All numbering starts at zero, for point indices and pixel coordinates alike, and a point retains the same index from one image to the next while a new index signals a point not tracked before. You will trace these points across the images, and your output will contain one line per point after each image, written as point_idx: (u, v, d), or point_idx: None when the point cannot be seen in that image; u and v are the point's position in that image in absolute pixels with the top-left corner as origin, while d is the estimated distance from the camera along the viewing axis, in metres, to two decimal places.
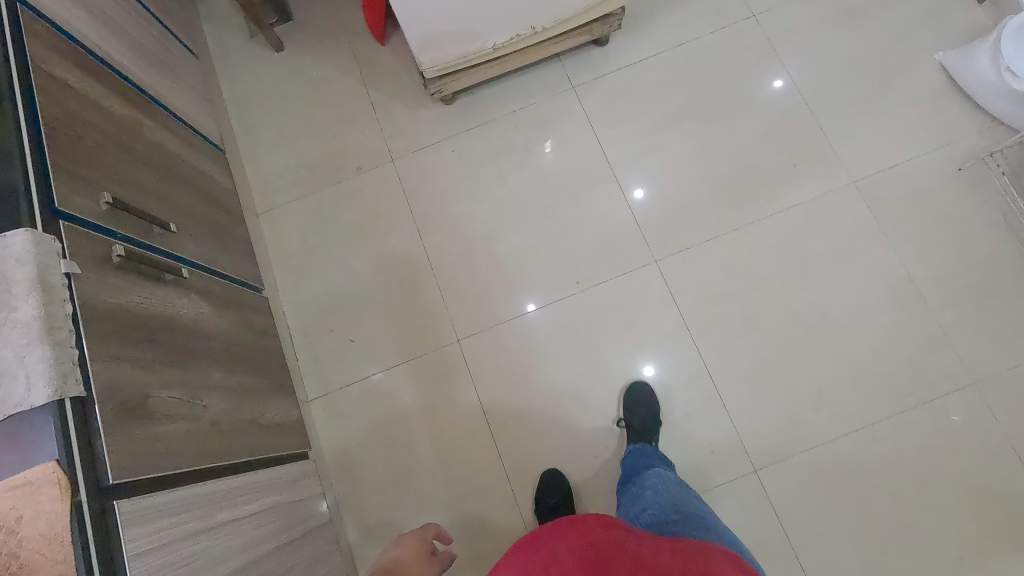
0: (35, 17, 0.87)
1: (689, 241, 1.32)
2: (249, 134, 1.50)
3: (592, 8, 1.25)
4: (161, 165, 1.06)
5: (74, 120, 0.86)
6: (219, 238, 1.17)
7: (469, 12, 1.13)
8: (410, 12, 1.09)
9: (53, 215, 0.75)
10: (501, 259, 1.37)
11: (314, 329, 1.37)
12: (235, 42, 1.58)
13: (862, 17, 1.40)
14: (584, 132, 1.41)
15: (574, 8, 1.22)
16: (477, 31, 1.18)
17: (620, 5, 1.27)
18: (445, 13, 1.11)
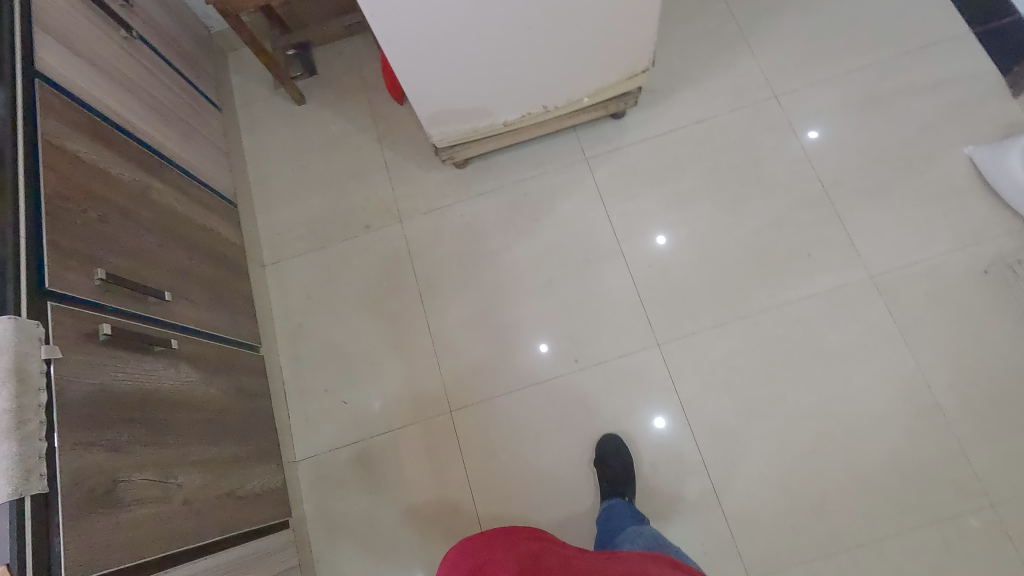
0: (53, 91, 0.90)
1: (693, 326, 1.29)
2: (264, 185, 1.53)
3: (607, 88, 1.24)
4: (167, 228, 1.07)
5: (80, 193, 0.88)
6: (219, 297, 1.18)
7: (480, 91, 1.13)
8: (419, 91, 1.09)
9: (41, 296, 0.75)
10: (500, 329, 1.35)
11: (308, 389, 1.36)
12: (260, 93, 1.61)
13: (888, 106, 1.36)
14: (594, 205, 1.40)
15: (587, 87, 1.22)
16: (489, 107, 1.18)
17: (635, 86, 1.26)
18: (455, 91, 1.11)
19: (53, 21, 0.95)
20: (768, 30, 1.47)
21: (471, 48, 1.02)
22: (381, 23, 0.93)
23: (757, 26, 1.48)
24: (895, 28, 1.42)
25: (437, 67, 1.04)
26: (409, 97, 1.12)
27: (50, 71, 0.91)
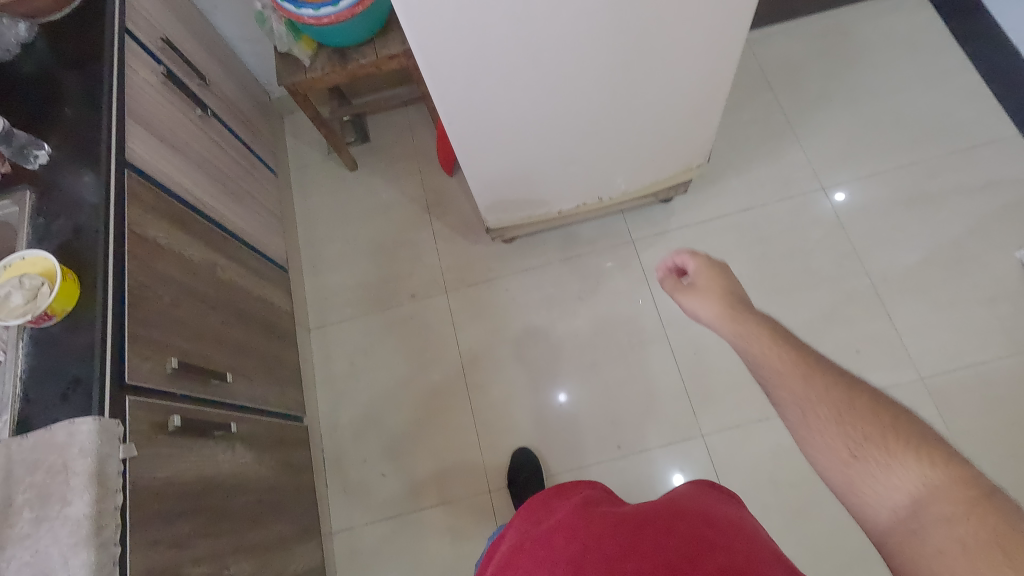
0: (140, 178, 0.93)
1: (738, 419, 1.28)
2: (313, 249, 1.57)
3: (660, 179, 1.26)
4: (229, 304, 1.10)
5: (157, 279, 0.90)
6: (271, 369, 1.20)
7: (540, 181, 1.16)
8: (483, 181, 1.14)
9: (121, 391, 0.77)
10: (542, 408, 1.35)
11: (348, 458, 1.37)
12: (313, 157, 1.66)
13: (935, 205, 1.38)
14: (640, 287, 1.42)
15: (643, 180, 1.25)
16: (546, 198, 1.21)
17: (688, 177, 1.28)
18: (515, 182, 1.15)
19: (143, 109, 1.00)
20: (814, 122, 1.51)
21: (538, 146, 1.05)
22: (456, 124, 0.98)
23: (805, 117, 1.51)
24: (941, 128, 1.45)
25: (504, 161, 1.08)
26: (471, 188, 1.16)
27: (138, 159, 0.94)
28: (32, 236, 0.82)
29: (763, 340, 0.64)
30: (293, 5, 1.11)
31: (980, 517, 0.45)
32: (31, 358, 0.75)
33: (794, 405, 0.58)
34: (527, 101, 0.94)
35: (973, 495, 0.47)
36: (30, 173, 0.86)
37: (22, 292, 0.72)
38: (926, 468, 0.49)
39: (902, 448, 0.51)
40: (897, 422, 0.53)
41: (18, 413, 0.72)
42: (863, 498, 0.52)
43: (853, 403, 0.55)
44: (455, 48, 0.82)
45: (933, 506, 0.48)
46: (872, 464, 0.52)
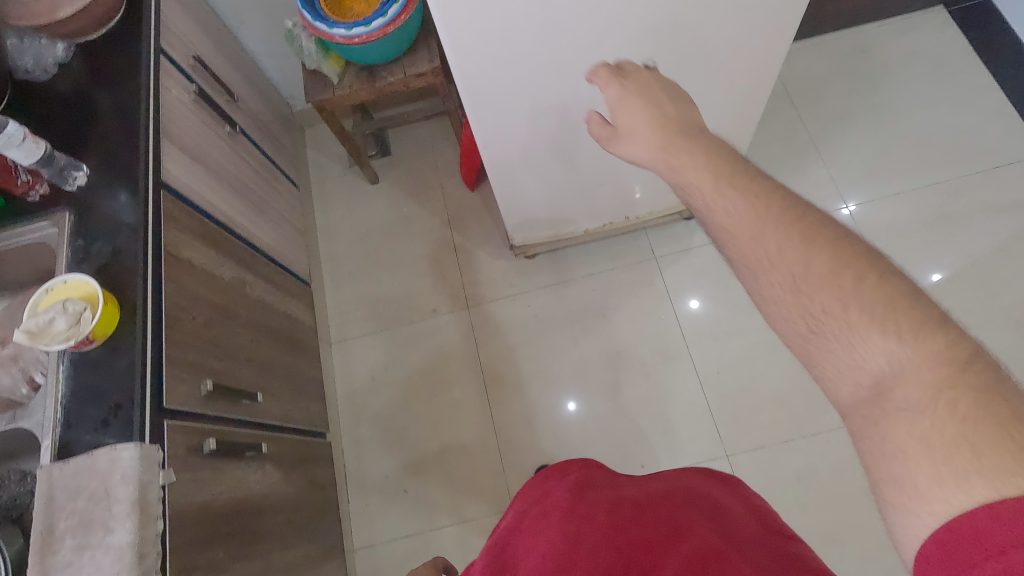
0: (175, 198, 0.94)
1: (763, 439, 1.28)
2: (334, 263, 1.57)
3: None
4: (258, 321, 1.10)
5: (192, 300, 0.91)
6: (296, 386, 1.20)
7: (568, 199, 1.16)
8: (512, 201, 1.15)
9: (159, 414, 0.77)
10: (564, 426, 1.35)
11: (369, 473, 1.37)
12: (334, 170, 1.67)
13: (961, 225, 1.38)
14: (663, 304, 1.42)
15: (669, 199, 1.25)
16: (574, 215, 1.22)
17: None
18: (543, 201, 1.16)
19: (177, 128, 1.00)
20: (837, 140, 1.50)
21: (570, 167, 1.06)
22: (491, 148, 0.99)
23: (828, 135, 1.51)
24: (965, 148, 1.44)
25: (533, 181, 1.09)
26: (500, 209, 1.17)
27: (172, 179, 0.94)
28: (71, 258, 0.82)
29: (720, 191, 0.55)
30: (325, 24, 1.08)
31: (944, 392, 0.41)
32: (71, 382, 0.75)
33: (753, 272, 0.52)
34: (561, 126, 0.95)
35: (944, 375, 0.41)
36: (69, 194, 0.86)
37: (65, 319, 0.71)
38: (892, 342, 0.43)
39: (865, 319, 0.44)
40: (864, 285, 0.45)
41: (60, 438, 0.72)
42: (824, 370, 0.47)
43: (814, 267, 0.47)
44: (495, 75, 0.82)
45: (899, 391, 0.42)
46: (833, 341, 0.46)
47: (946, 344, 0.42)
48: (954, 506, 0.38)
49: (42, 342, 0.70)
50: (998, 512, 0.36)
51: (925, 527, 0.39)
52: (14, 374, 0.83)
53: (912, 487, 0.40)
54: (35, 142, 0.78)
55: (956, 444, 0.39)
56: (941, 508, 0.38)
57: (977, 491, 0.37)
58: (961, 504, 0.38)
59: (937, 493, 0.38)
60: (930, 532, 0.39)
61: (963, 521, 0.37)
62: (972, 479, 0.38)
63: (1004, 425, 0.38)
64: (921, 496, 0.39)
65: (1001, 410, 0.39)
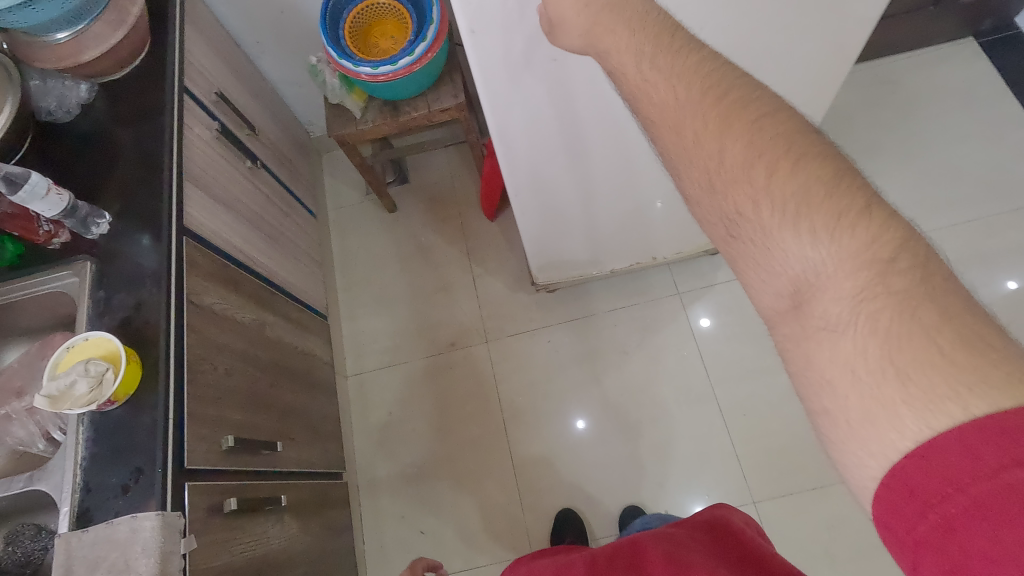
0: (197, 243, 0.91)
1: (791, 487, 1.24)
2: (351, 294, 1.55)
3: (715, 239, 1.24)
4: (277, 364, 1.07)
5: (213, 350, 0.88)
6: (314, 427, 1.17)
7: (593, 236, 1.15)
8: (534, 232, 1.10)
9: (181, 475, 0.75)
10: (585, 466, 1.32)
11: (385, 513, 1.34)
12: (351, 197, 1.65)
13: (995, 266, 1.34)
14: (687, 342, 1.39)
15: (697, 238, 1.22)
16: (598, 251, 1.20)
17: None
18: (568, 239, 1.14)
19: (200, 168, 0.98)
20: (866, 174, 1.48)
21: (599, 212, 1.07)
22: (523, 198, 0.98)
23: None
24: (998, 186, 1.41)
25: (559, 213, 1.05)
26: (527, 249, 1.16)
27: (195, 224, 0.92)
28: (93, 310, 0.80)
29: (644, 72, 0.49)
30: (351, 62, 1.06)
31: (865, 304, 0.37)
32: (91, 444, 0.73)
33: (685, 168, 0.47)
34: (593, 178, 0.97)
35: (864, 281, 0.37)
36: (91, 243, 0.84)
37: (87, 381, 0.68)
38: (807, 243, 0.39)
39: (775, 218, 0.40)
40: (778, 178, 0.41)
41: (78, 504, 0.70)
42: (748, 278, 0.44)
43: (729, 159, 0.43)
44: (538, 133, 0.83)
45: (818, 306, 0.39)
46: (752, 247, 0.43)
47: (869, 242, 0.38)
48: (889, 445, 0.35)
49: (63, 407, 0.68)
50: (933, 463, 0.33)
51: (869, 469, 0.36)
52: (31, 429, 0.82)
53: (846, 424, 0.37)
54: (58, 194, 0.76)
55: (881, 368, 0.36)
56: (877, 449, 0.36)
57: (906, 427, 0.34)
58: (896, 443, 0.35)
59: (867, 430, 0.36)
60: (877, 478, 0.36)
61: (905, 468, 0.34)
62: (901, 413, 0.35)
63: (931, 335, 0.35)
64: (854, 433, 0.37)
65: (926, 316, 0.35)
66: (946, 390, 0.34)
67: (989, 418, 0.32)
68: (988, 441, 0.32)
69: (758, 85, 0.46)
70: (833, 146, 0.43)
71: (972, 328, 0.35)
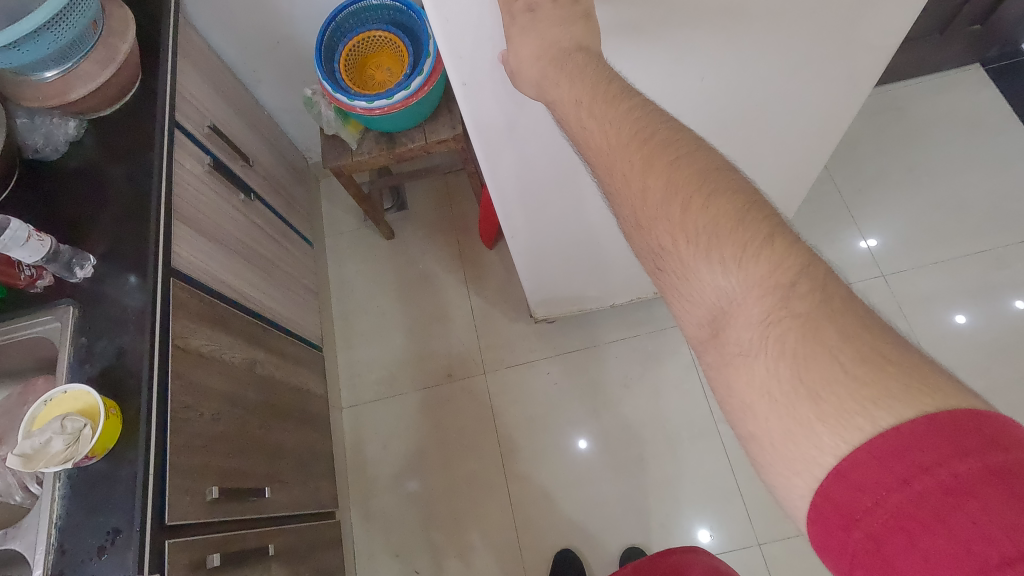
0: (185, 283, 0.89)
1: (798, 527, 1.20)
2: (347, 322, 1.52)
3: None
4: (267, 403, 1.04)
5: (199, 394, 0.85)
6: (306, 466, 1.14)
7: (592, 272, 1.13)
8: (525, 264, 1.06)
9: (161, 532, 0.72)
10: (584, 504, 1.28)
11: (379, 552, 1.30)
12: (348, 223, 1.62)
13: (1006, 299, 1.31)
14: (689, 375, 1.36)
15: None
16: (598, 283, 1.18)
17: None
18: (566, 275, 1.12)
19: (190, 205, 0.96)
20: (872, 204, 1.45)
21: (598, 252, 1.05)
22: (520, 239, 0.98)
23: (863, 199, 1.46)
24: (1008, 216, 1.38)
25: (549, 247, 1.01)
26: (524, 286, 1.15)
27: (183, 264, 0.90)
28: (73, 358, 0.77)
29: (582, 118, 0.52)
30: (346, 95, 1.04)
31: (772, 329, 0.38)
32: (67, 501, 0.70)
33: (620, 204, 0.50)
34: (592, 221, 0.96)
35: (769, 306, 0.39)
36: (74, 286, 0.82)
37: (64, 438, 0.66)
38: (718, 273, 0.41)
39: (690, 251, 0.43)
40: (690, 212, 0.43)
41: (53, 566, 0.67)
42: (674, 308, 0.46)
43: (650, 197, 0.46)
44: (531, 178, 0.82)
45: (733, 333, 0.41)
46: (674, 278, 0.45)
47: (774, 268, 0.39)
48: (811, 463, 0.35)
49: (38, 466, 0.65)
50: (852, 477, 0.33)
51: (797, 489, 0.36)
52: (8, 480, 0.79)
53: (770, 446, 0.38)
54: (39, 240, 0.75)
55: (794, 390, 0.37)
56: (802, 469, 0.35)
57: (825, 444, 0.34)
58: (817, 459, 0.35)
59: (791, 449, 0.36)
60: (807, 497, 0.35)
61: (829, 485, 0.34)
62: (817, 430, 0.35)
63: (833, 354, 0.36)
64: (780, 454, 0.37)
65: (827, 337, 0.36)
66: (854, 405, 0.34)
67: (897, 430, 0.32)
68: (898, 452, 0.32)
69: (683, 127, 0.49)
70: (747, 180, 0.45)
71: (877, 345, 0.36)
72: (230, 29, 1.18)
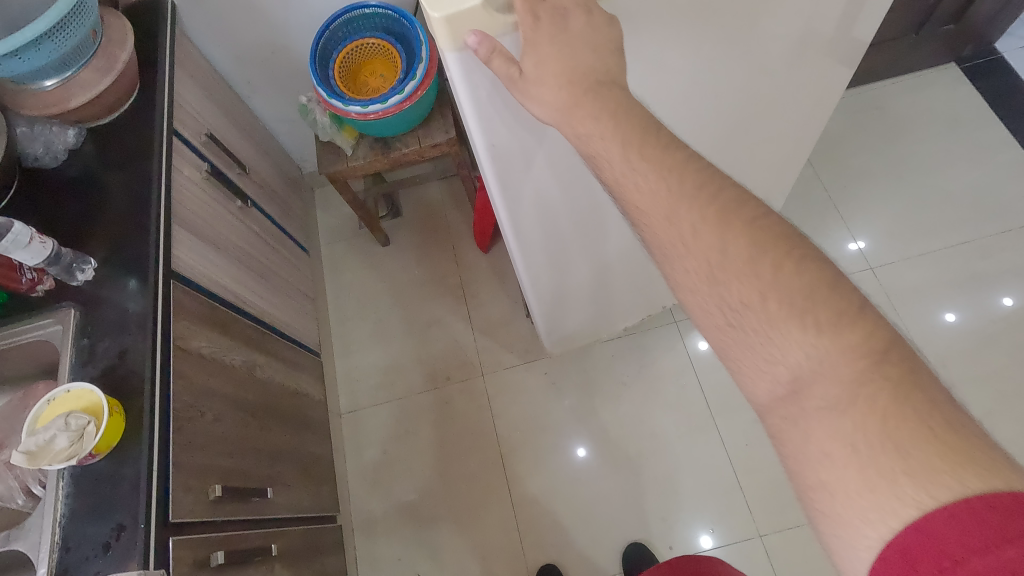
0: (184, 286, 0.90)
1: (797, 518, 1.21)
2: (344, 329, 1.53)
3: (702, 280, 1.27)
4: (268, 407, 1.05)
5: (200, 395, 0.86)
6: (307, 470, 1.14)
7: (601, 299, 1.15)
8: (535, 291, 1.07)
9: (165, 529, 0.72)
10: (585, 500, 1.29)
11: (382, 556, 1.30)
12: (344, 231, 1.64)
13: (992, 286, 1.34)
14: (686, 371, 1.37)
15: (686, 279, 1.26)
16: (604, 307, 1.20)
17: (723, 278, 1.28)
18: (577, 305, 1.13)
19: (190, 211, 0.97)
20: (856, 199, 1.48)
21: (605, 279, 1.08)
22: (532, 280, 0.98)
23: (847, 194, 1.49)
24: (988, 208, 1.42)
25: (564, 283, 1.03)
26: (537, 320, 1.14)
27: (182, 267, 0.91)
28: (76, 358, 0.78)
29: (632, 161, 0.52)
30: (341, 101, 1.06)
31: (863, 388, 0.40)
32: (70, 499, 0.70)
33: (680, 254, 0.50)
34: (604, 254, 0.99)
35: (862, 369, 0.41)
36: (75, 289, 0.82)
37: (68, 434, 0.67)
38: (809, 335, 0.42)
39: (782, 312, 0.43)
40: (783, 275, 0.44)
41: (57, 564, 0.67)
42: (743, 367, 0.47)
43: (731, 253, 0.46)
44: (553, 218, 0.83)
45: (818, 389, 0.42)
46: (751, 336, 0.45)
47: (863, 337, 0.42)
48: (890, 512, 0.37)
49: (41, 463, 0.66)
50: (928, 531, 0.36)
51: (867, 540, 0.38)
52: (10, 484, 0.79)
53: (843, 495, 0.40)
54: (42, 242, 0.76)
55: (881, 444, 0.39)
56: (876, 518, 0.38)
57: (908, 495, 0.37)
58: (897, 511, 0.37)
59: (868, 500, 0.38)
60: (874, 549, 0.38)
61: (905, 539, 0.36)
62: (900, 482, 0.37)
63: (924, 421, 0.38)
64: (852, 503, 0.39)
65: (918, 403, 0.39)
66: (944, 466, 0.37)
67: (987, 495, 0.35)
68: (982, 517, 0.34)
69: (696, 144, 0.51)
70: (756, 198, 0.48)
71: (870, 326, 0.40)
72: (225, 40, 1.20)
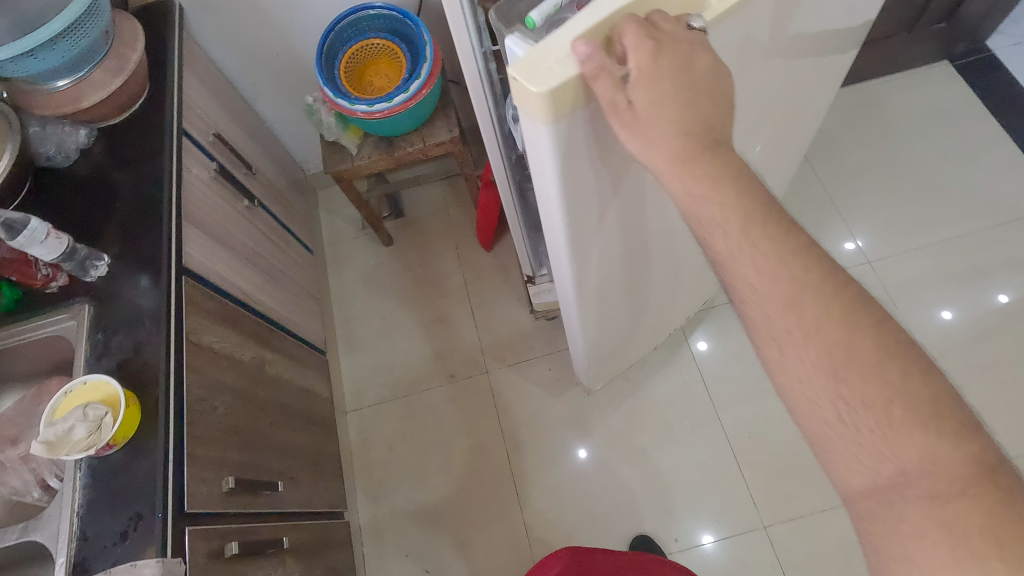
0: (196, 282, 0.91)
1: (801, 509, 1.22)
2: (348, 328, 1.54)
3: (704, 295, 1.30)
4: (277, 402, 1.06)
5: (213, 389, 0.87)
6: (316, 466, 1.15)
7: (638, 329, 1.11)
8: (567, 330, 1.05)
9: (181, 520, 0.73)
10: (590, 494, 1.30)
11: (390, 553, 1.30)
12: (347, 232, 1.65)
13: (988, 278, 1.36)
14: (688, 366, 1.39)
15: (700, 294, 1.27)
16: (640, 334, 1.15)
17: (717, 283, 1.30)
18: (620, 339, 1.08)
19: (200, 210, 0.99)
20: (853, 195, 1.51)
21: (644, 311, 1.04)
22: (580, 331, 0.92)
23: (844, 190, 1.51)
24: (983, 202, 1.44)
25: (610, 327, 0.98)
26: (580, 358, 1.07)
27: (194, 264, 0.92)
28: (91, 353, 0.79)
29: (750, 237, 0.48)
30: (346, 100, 1.08)
31: (969, 489, 0.40)
32: (88, 490, 0.71)
33: (787, 332, 0.47)
34: (645, 291, 0.95)
35: (969, 470, 0.41)
36: (89, 285, 0.84)
37: (86, 425, 0.68)
38: (931, 437, 0.42)
39: (908, 416, 0.42)
40: (909, 379, 0.43)
41: (75, 554, 0.68)
42: (837, 455, 0.46)
43: (855, 349, 0.44)
44: (610, 271, 0.77)
45: (919, 481, 0.41)
46: (867, 430, 0.43)
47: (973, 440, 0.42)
48: None
49: (61, 453, 0.67)
50: None
51: None
52: (26, 478, 0.80)
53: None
54: (58, 238, 0.77)
55: (975, 534, 0.39)
56: None
57: None
58: None
59: None
60: None
61: None
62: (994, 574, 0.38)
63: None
64: None
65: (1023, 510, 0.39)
66: None
67: None
68: None
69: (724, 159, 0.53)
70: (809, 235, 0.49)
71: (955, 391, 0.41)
72: (231, 43, 1.22)
